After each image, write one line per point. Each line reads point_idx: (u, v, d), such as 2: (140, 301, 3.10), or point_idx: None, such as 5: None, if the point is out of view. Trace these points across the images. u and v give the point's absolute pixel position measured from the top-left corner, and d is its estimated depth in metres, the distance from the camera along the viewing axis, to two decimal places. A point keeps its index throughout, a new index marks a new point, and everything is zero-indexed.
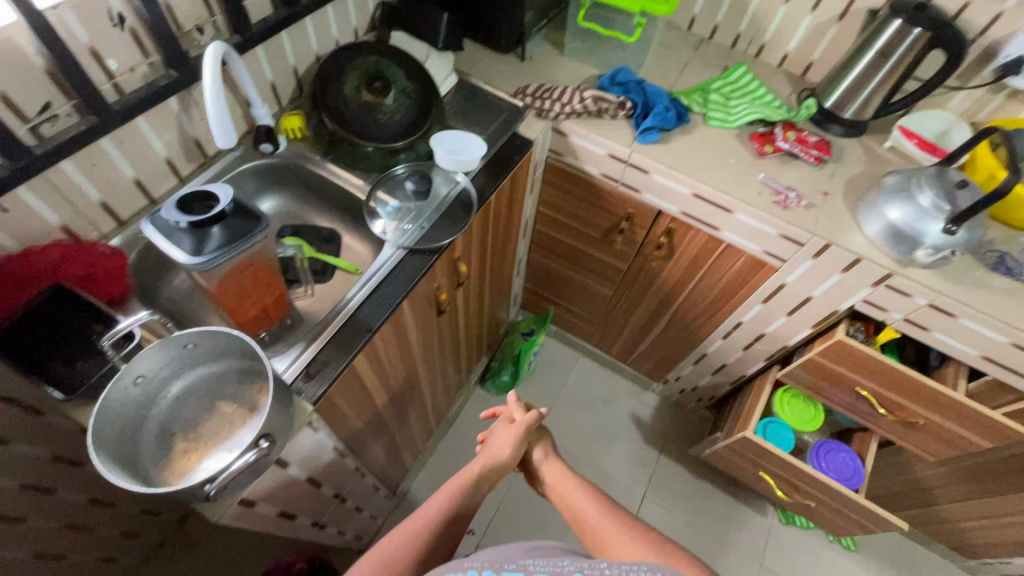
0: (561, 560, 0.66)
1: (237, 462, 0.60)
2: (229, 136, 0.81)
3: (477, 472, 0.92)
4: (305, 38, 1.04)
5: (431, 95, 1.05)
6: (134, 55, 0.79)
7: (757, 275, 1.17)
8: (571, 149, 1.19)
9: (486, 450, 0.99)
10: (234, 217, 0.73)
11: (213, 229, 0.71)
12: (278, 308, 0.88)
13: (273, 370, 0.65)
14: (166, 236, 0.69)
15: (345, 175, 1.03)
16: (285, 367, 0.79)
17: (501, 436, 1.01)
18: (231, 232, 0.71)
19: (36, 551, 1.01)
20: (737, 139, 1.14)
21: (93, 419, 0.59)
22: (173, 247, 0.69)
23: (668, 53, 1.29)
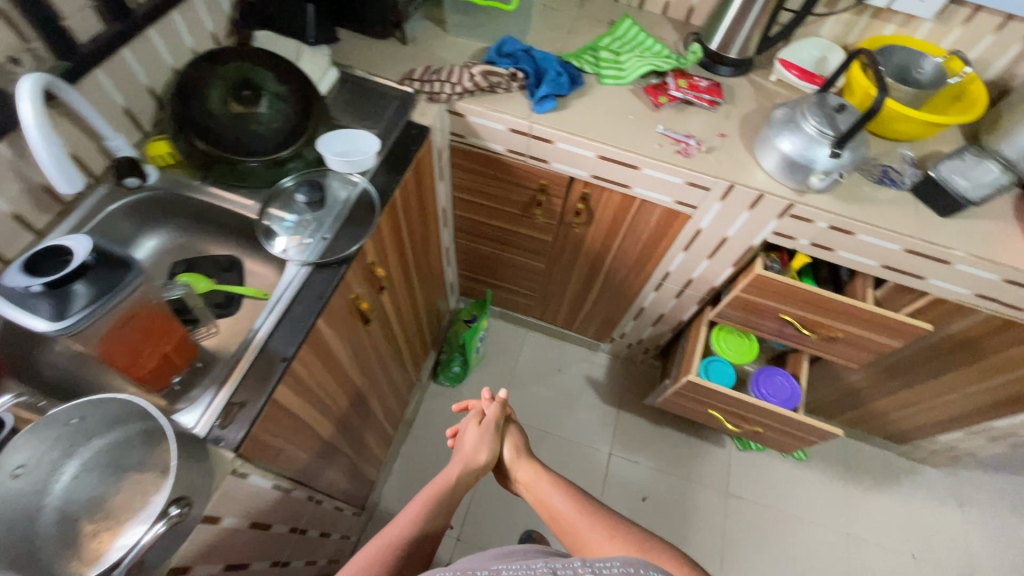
0: (536, 560, 0.68)
1: (149, 534, 0.55)
2: (73, 180, 0.71)
3: (450, 481, 0.93)
4: (154, 52, 0.93)
5: (308, 96, 0.98)
6: None
7: (674, 225, 1.19)
8: (472, 129, 1.15)
9: (456, 455, 0.99)
10: (99, 269, 0.65)
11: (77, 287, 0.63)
12: (183, 353, 0.83)
13: (171, 427, 0.60)
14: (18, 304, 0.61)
15: (231, 196, 0.94)
16: (195, 419, 0.73)
17: (468, 437, 1.00)
18: (99, 286, 0.64)
19: None
20: (633, 94, 1.13)
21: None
22: (30, 315, 0.61)
23: (554, 15, 1.26)
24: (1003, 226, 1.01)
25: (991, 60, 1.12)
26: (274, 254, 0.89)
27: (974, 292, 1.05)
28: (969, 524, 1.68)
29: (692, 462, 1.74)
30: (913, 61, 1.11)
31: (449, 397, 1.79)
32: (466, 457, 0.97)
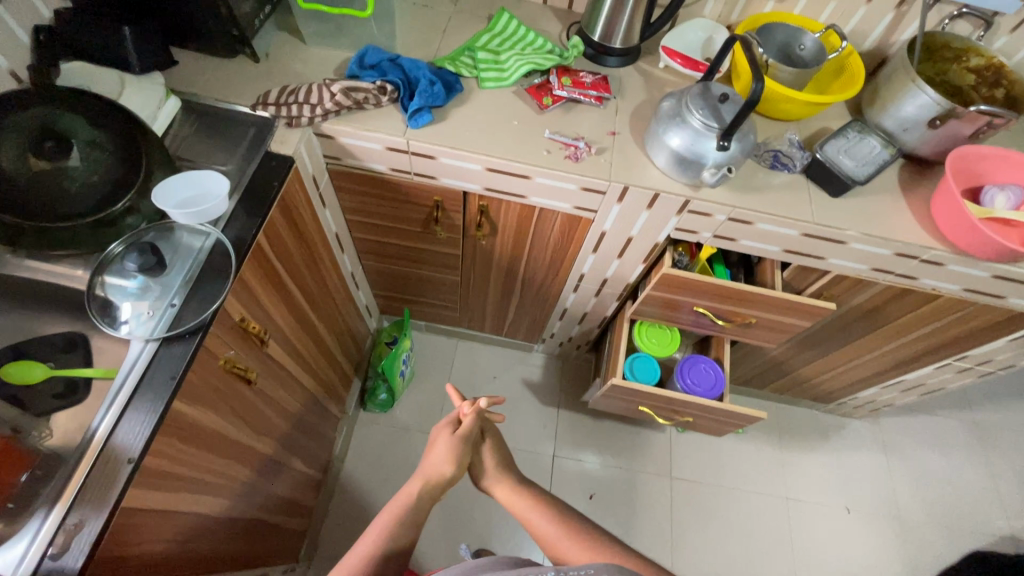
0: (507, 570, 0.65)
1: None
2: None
3: (419, 490, 0.93)
4: None
5: (135, 136, 0.83)
6: None
7: (578, 230, 1.14)
8: (346, 151, 1.04)
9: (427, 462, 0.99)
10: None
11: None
12: (8, 467, 0.71)
13: None
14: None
15: (53, 268, 0.81)
16: (21, 554, 0.62)
17: (437, 444, 1.00)
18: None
19: None
20: (516, 97, 1.06)
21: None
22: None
23: (426, 13, 1.15)
24: (893, 200, 1.02)
25: (866, 31, 1.13)
26: (114, 332, 0.77)
27: (871, 267, 1.06)
28: (892, 467, 1.79)
29: (636, 450, 1.73)
30: (794, 37, 1.08)
31: (381, 423, 1.70)
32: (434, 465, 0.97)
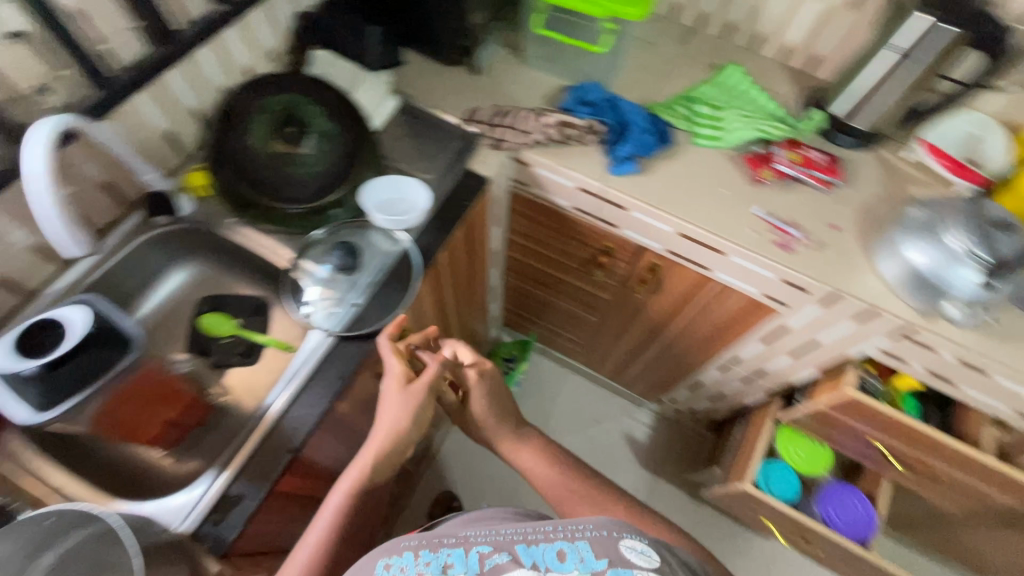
0: (507, 527, 0.74)
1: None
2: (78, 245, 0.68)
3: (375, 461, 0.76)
4: (202, 72, 0.85)
5: (360, 134, 0.87)
6: None
7: (756, 316, 1.03)
8: (537, 180, 1.01)
9: (375, 425, 0.77)
10: (97, 336, 0.59)
11: (68, 365, 0.57)
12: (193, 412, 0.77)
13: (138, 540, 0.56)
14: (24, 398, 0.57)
15: (262, 239, 0.86)
16: (191, 502, 0.67)
17: (389, 398, 0.77)
18: (88, 361, 0.58)
19: None
20: (730, 162, 0.96)
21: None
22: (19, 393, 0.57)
23: (650, 52, 1.09)
24: None
25: None
26: (298, 318, 0.80)
27: None
28: None
29: (730, 547, 1.56)
30: None
31: None
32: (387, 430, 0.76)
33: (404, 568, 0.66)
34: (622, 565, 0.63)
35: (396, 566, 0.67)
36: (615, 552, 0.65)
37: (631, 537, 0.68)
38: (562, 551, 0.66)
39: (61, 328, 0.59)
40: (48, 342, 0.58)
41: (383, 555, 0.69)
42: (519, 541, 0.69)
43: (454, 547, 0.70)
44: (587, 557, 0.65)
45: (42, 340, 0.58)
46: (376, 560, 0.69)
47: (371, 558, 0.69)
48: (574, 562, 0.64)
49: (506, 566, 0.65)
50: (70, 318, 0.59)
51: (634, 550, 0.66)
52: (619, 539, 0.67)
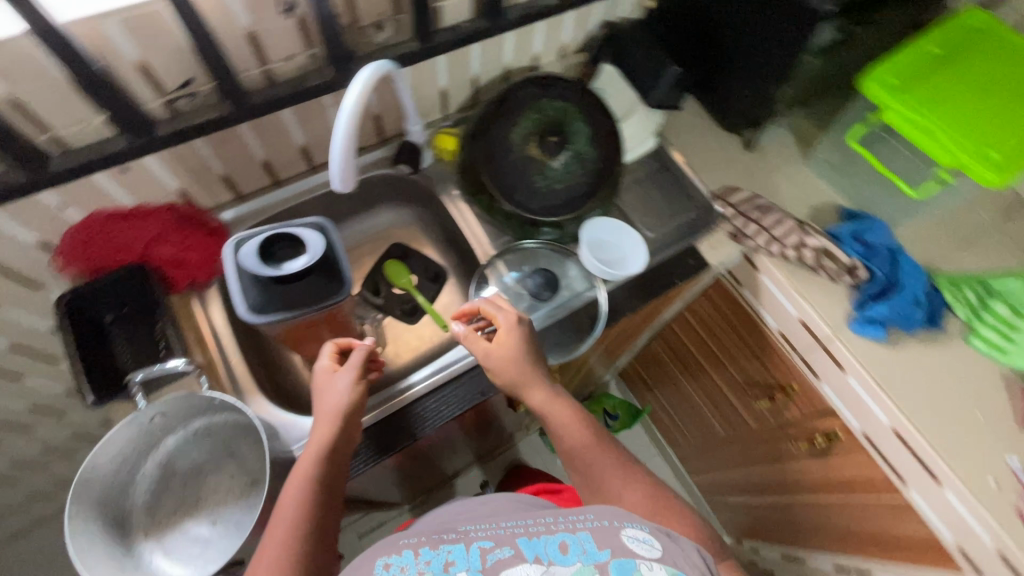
0: (507, 522, 0.57)
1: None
2: (348, 180, 0.68)
3: (316, 492, 0.53)
4: (500, 49, 0.85)
5: (611, 168, 0.81)
6: (296, 43, 0.66)
7: (929, 561, 0.83)
8: (756, 287, 0.90)
9: (313, 434, 0.57)
10: (322, 265, 0.62)
11: (292, 282, 0.60)
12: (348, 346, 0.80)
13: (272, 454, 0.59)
14: (246, 294, 0.60)
15: (473, 222, 0.87)
16: None
17: (336, 389, 0.59)
18: (307, 286, 0.61)
19: (76, 432, 1.07)
20: (1000, 385, 0.78)
21: (68, 506, 0.52)
22: (245, 288, 0.60)
23: (958, 211, 0.91)
24: None
25: None
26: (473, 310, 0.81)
27: None
28: None
29: None
30: None
31: None
32: (336, 424, 0.57)
33: (405, 568, 0.50)
34: (627, 556, 0.48)
35: (397, 566, 0.50)
36: (619, 543, 0.50)
37: (635, 525, 0.52)
38: (567, 542, 0.50)
39: (299, 245, 0.62)
40: (285, 254, 0.61)
41: (383, 552, 0.53)
42: (520, 534, 0.53)
43: (453, 543, 0.53)
44: (589, 548, 0.49)
45: (281, 249, 0.61)
46: (374, 556, 0.53)
47: (371, 553, 0.53)
48: (577, 554, 0.48)
49: (507, 567, 0.48)
50: (308, 238, 0.62)
51: (636, 539, 0.51)
52: (621, 528, 0.51)
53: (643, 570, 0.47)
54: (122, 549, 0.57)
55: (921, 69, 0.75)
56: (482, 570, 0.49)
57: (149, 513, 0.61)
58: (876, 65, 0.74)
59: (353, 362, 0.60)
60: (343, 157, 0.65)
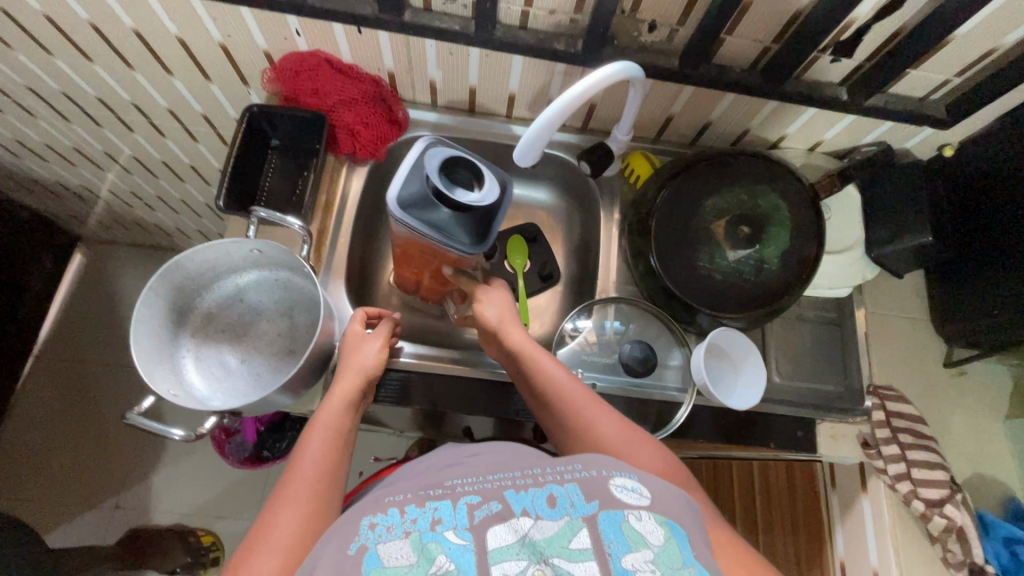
0: (493, 468, 0.52)
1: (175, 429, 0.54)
2: (531, 156, 0.67)
3: (342, 431, 0.58)
4: (754, 110, 0.75)
5: (785, 293, 0.70)
6: (566, 4, 0.62)
7: None
8: (851, 506, 0.76)
9: (338, 385, 0.61)
10: (479, 216, 0.58)
11: (447, 209, 0.58)
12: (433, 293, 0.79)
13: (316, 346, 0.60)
14: (408, 186, 0.58)
15: (614, 253, 0.81)
16: None
17: (365, 351, 0.65)
18: (454, 223, 0.58)
19: (205, 203, 1.20)
20: None
21: (153, 278, 0.58)
22: (411, 181, 0.59)
23: None
24: None
25: None
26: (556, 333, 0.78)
27: None
28: None
29: None
30: None
31: None
32: (361, 378, 0.62)
33: (391, 528, 0.44)
34: (616, 508, 0.45)
35: (382, 526, 0.45)
36: (608, 494, 0.46)
37: (622, 471, 0.49)
38: (553, 494, 0.46)
39: (476, 182, 0.58)
40: (461, 182, 0.58)
41: (366, 512, 0.47)
42: (506, 485, 0.48)
43: (438, 498, 0.47)
44: (577, 499, 0.46)
45: (461, 174, 0.58)
46: (359, 515, 0.46)
47: (357, 511, 0.47)
48: (564, 508, 0.45)
49: (492, 526, 0.44)
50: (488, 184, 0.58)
51: (626, 488, 0.47)
52: (609, 477, 0.48)
53: (634, 521, 0.44)
54: (169, 333, 0.63)
55: None
56: (469, 529, 0.44)
57: (206, 318, 0.66)
58: None
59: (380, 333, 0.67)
60: (536, 135, 0.64)
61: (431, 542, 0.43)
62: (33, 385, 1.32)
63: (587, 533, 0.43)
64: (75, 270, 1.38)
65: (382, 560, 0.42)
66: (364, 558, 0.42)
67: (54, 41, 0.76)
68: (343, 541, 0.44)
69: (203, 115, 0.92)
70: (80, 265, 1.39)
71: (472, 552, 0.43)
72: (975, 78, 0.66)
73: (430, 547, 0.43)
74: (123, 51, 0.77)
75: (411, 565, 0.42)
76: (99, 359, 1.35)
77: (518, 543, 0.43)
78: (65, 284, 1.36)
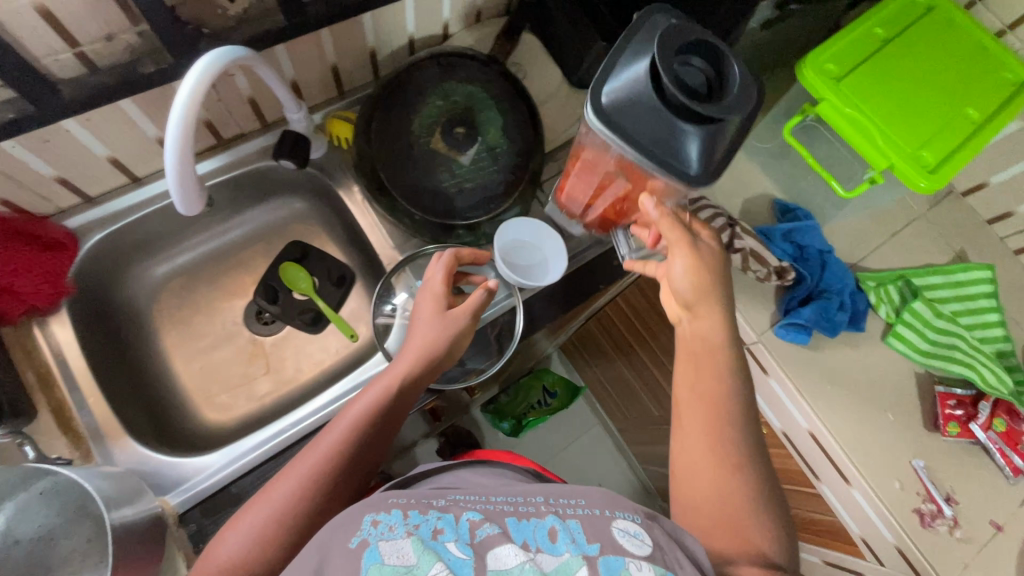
0: (494, 491, 0.50)
1: None
2: (192, 202, 0.56)
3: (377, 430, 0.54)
4: (399, 17, 0.72)
5: (530, 161, 0.72)
6: (115, 20, 0.51)
7: (836, 544, 0.84)
8: None
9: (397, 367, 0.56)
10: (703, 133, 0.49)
11: (680, 117, 0.48)
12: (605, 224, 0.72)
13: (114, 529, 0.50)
14: (637, 82, 0.49)
15: (378, 222, 0.77)
16: (207, 472, 0.63)
17: (433, 330, 0.57)
18: (675, 135, 0.49)
19: None
20: (915, 385, 0.78)
21: None
22: (640, 72, 0.48)
23: (897, 201, 0.86)
24: None
25: None
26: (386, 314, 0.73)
27: None
28: None
29: None
30: None
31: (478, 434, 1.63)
32: (418, 363, 0.56)
33: (393, 526, 0.42)
34: (614, 555, 0.41)
35: (385, 524, 0.42)
36: (609, 536, 0.44)
37: (627, 515, 0.46)
38: (557, 530, 0.44)
39: (717, 82, 0.48)
40: (700, 87, 0.47)
41: (369, 508, 0.44)
42: (507, 511, 0.46)
43: (442, 509, 0.45)
44: (579, 537, 0.43)
45: (689, 74, 0.48)
46: (361, 511, 0.43)
47: (360, 509, 0.44)
48: (565, 544, 0.42)
49: (494, 547, 0.41)
50: (729, 90, 0.48)
51: (628, 534, 0.44)
52: (612, 519, 0.45)
53: (633, 569, 0.40)
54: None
55: (857, 51, 0.69)
56: (469, 546, 0.42)
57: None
58: (820, 48, 0.68)
59: (467, 304, 0.59)
60: (181, 173, 0.53)
61: (431, 549, 0.40)
62: None
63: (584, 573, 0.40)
64: None
65: (381, 556, 0.39)
66: (365, 552, 0.40)
67: None
68: (343, 535, 0.42)
69: None
70: None
71: (472, 565, 0.40)
72: None
73: (429, 553, 0.40)
74: None
75: (411, 566, 0.38)
76: None
77: (518, 566, 0.40)
78: None
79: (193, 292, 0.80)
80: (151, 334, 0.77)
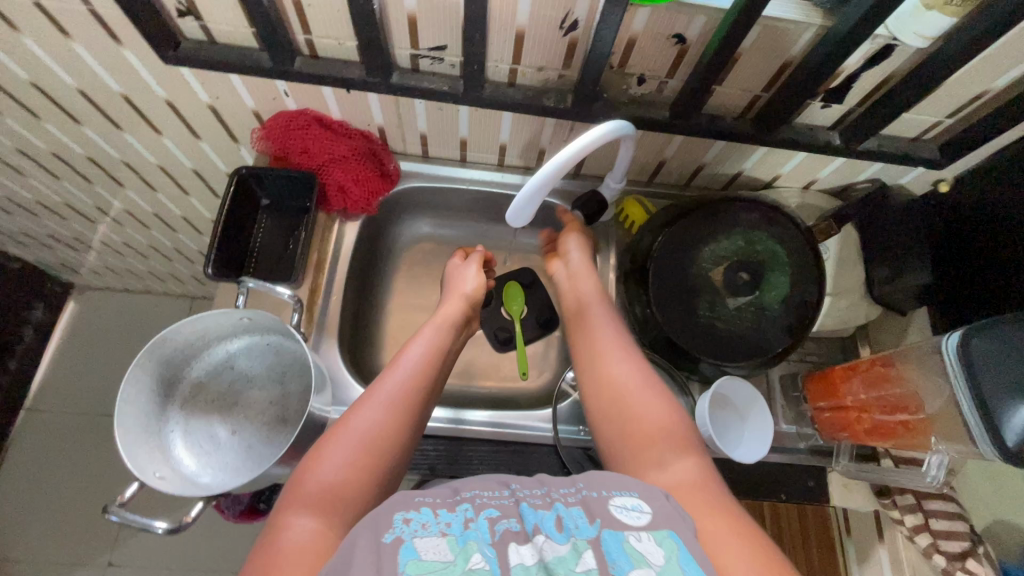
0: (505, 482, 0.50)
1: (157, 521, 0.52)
2: (522, 219, 0.67)
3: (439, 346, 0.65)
4: (745, 155, 0.75)
5: (789, 341, 0.68)
6: (554, 60, 0.61)
7: None
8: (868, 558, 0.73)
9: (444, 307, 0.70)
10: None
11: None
12: (834, 425, 0.69)
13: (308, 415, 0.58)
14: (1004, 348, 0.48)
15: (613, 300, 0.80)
16: None
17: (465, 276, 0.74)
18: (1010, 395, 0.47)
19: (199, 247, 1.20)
20: None
21: (139, 357, 0.56)
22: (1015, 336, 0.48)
23: None
24: None
25: None
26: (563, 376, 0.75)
27: None
28: None
29: None
30: None
31: None
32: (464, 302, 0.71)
33: (426, 525, 0.42)
34: (617, 527, 0.43)
35: (417, 523, 0.42)
36: (608, 514, 0.44)
37: (621, 493, 0.47)
38: (561, 518, 0.44)
39: None
40: None
41: (395, 506, 0.44)
42: (519, 500, 0.46)
43: (461, 506, 0.45)
44: (580, 522, 0.43)
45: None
46: (388, 511, 0.43)
47: (386, 505, 0.44)
48: (569, 532, 0.42)
49: (513, 542, 0.41)
50: None
51: (625, 507, 0.45)
52: (608, 498, 0.46)
53: (634, 541, 0.42)
54: (157, 408, 0.61)
55: None
56: (491, 545, 0.41)
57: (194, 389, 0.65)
58: None
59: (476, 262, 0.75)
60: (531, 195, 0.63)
61: (468, 544, 0.41)
62: (31, 433, 1.36)
63: (592, 554, 0.41)
64: (68, 317, 1.44)
65: (419, 555, 0.39)
66: (400, 549, 0.40)
67: (40, 105, 0.75)
68: (375, 531, 0.42)
69: (193, 170, 0.92)
70: (72, 312, 1.44)
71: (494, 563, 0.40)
72: (968, 118, 0.65)
73: (468, 548, 0.40)
74: (111, 113, 0.77)
75: (450, 563, 0.39)
76: (96, 412, 1.40)
77: (535, 565, 0.40)
78: (57, 331, 1.42)
79: (433, 257, 0.90)
80: (388, 269, 0.88)
